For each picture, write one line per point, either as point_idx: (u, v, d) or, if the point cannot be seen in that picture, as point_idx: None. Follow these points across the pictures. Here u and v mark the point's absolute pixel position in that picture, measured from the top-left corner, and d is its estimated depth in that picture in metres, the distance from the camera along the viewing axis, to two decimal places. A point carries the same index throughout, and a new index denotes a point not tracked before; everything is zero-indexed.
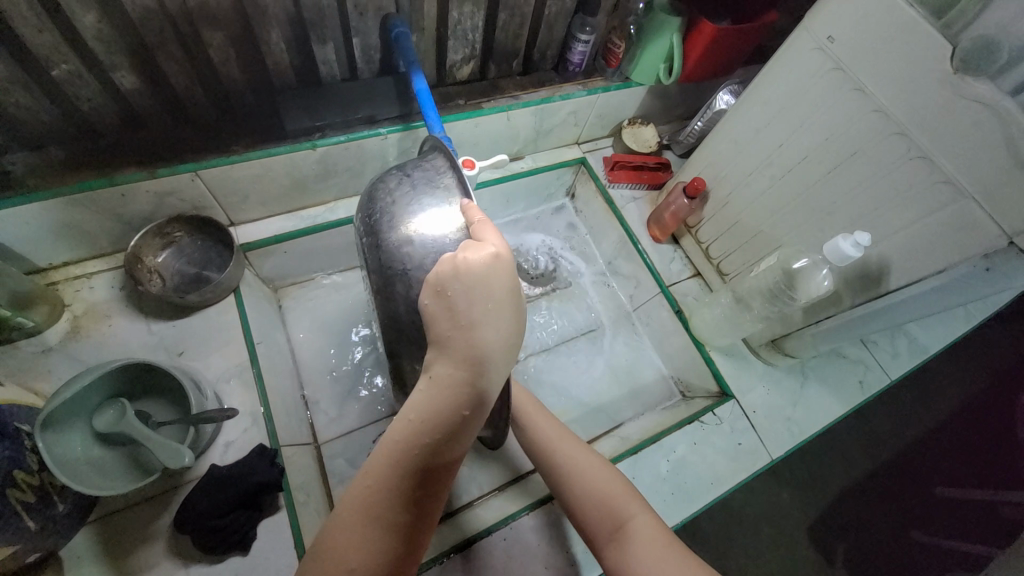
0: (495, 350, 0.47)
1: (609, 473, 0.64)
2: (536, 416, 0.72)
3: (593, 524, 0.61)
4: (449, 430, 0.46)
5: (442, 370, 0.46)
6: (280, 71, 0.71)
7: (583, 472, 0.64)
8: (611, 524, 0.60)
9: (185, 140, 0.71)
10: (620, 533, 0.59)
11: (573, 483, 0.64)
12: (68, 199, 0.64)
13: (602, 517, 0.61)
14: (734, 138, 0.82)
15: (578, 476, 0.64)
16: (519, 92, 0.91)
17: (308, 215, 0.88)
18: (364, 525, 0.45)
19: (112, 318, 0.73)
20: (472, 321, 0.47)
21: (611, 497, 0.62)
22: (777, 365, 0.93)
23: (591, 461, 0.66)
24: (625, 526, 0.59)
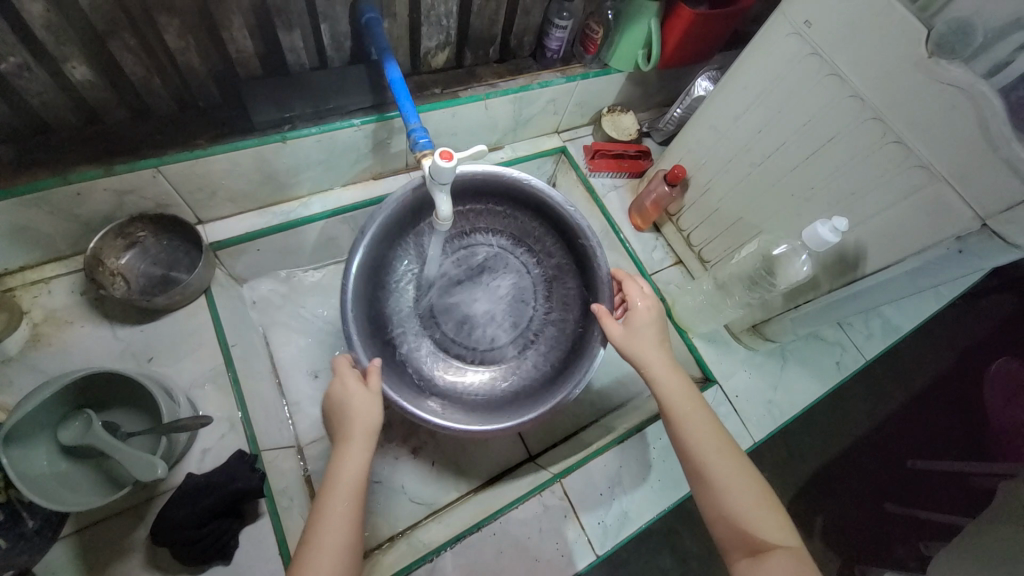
0: (370, 425, 0.56)
1: (758, 488, 0.56)
2: (684, 403, 0.61)
3: (725, 535, 0.55)
4: (349, 496, 0.52)
5: (336, 453, 0.54)
6: (245, 60, 0.68)
7: (729, 482, 0.56)
8: (748, 543, 0.53)
9: (146, 135, 0.67)
10: (763, 556, 0.52)
11: (715, 489, 0.56)
12: (20, 200, 0.60)
13: (738, 532, 0.54)
14: (713, 125, 0.82)
15: (724, 483, 0.56)
16: (497, 81, 0.89)
17: (280, 210, 0.84)
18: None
19: (75, 324, 0.69)
20: (346, 415, 0.56)
21: (752, 515, 0.54)
22: (758, 350, 0.94)
23: (739, 472, 0.56)
24: (768, 551, 0.52)
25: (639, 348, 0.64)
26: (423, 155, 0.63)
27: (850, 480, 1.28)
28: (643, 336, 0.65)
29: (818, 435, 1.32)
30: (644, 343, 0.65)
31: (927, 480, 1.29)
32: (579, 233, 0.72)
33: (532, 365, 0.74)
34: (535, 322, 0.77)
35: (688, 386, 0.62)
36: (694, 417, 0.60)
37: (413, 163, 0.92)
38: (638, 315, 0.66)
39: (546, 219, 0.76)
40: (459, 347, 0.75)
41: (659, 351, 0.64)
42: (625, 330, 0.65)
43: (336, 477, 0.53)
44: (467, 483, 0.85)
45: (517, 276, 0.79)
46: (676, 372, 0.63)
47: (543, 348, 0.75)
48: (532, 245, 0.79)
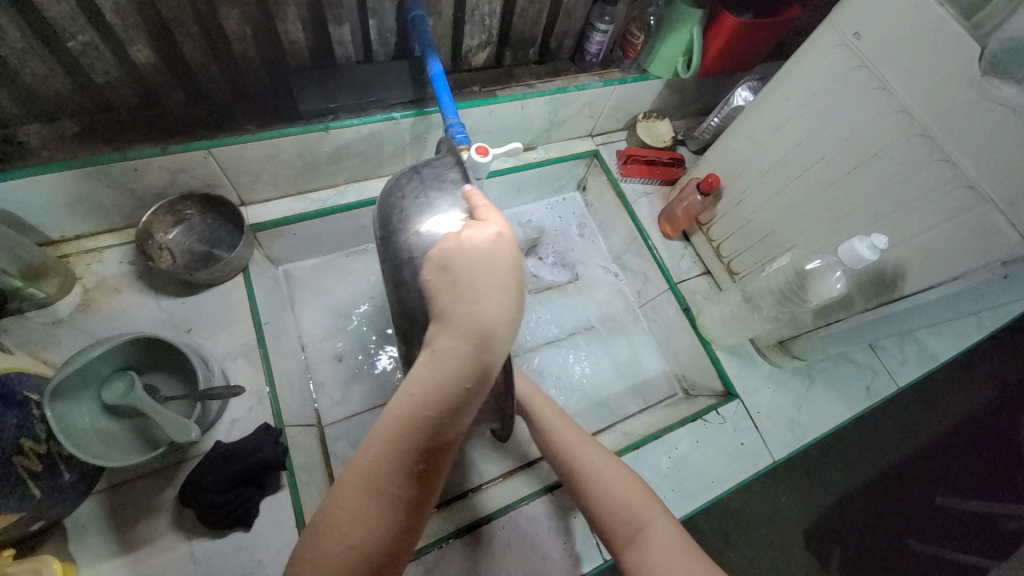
0: (501, 317, 0.44)
1: (626, 477, 0.63)
2: (550, 418, 0.70)
3: (611, 530, 0.60)
4: (449, 396, 0.42)
5: (444, 338, 0.43)
6: (295, 51, 0.71)
7: (601, 475, 0.63)
8: (630, 529, 0.59)
9: (199, 117, 0.71)
10: (638, 538, 0.58)
11: (593, 485, 0.63)
12: (85, 171, 0.65)
13: (620, 522, 0.60)
14: (751, 135, 0.81)
15: (598, 477, 0.63)
16: (535, 81, 0.90)
17: (318, 197, 0.87)
18: (357, 513, 0.43)
19: (122, 293, 0.73)
20: (477, 299, 0.44)
21: (630, 501, 0.61)
22: (784, 367, 0.93)
23: (613, 467, 0.64)
24: (645, 529, 0.59)
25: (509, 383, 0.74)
26: (460, 150, 0.65)
27: (872, 512, 1.23)
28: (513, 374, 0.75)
29: (841, 463, 1.27)
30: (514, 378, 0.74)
31: (956, 521, 1.24)
32: None
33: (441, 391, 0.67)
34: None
35: (550, 403, 0.73)
36: (564, 430, 0.69)
37: None
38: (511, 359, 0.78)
39: None
40: None
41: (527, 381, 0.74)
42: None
43: (437, 368, 0.42)
44: None
45: None
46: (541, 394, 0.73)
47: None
48: None
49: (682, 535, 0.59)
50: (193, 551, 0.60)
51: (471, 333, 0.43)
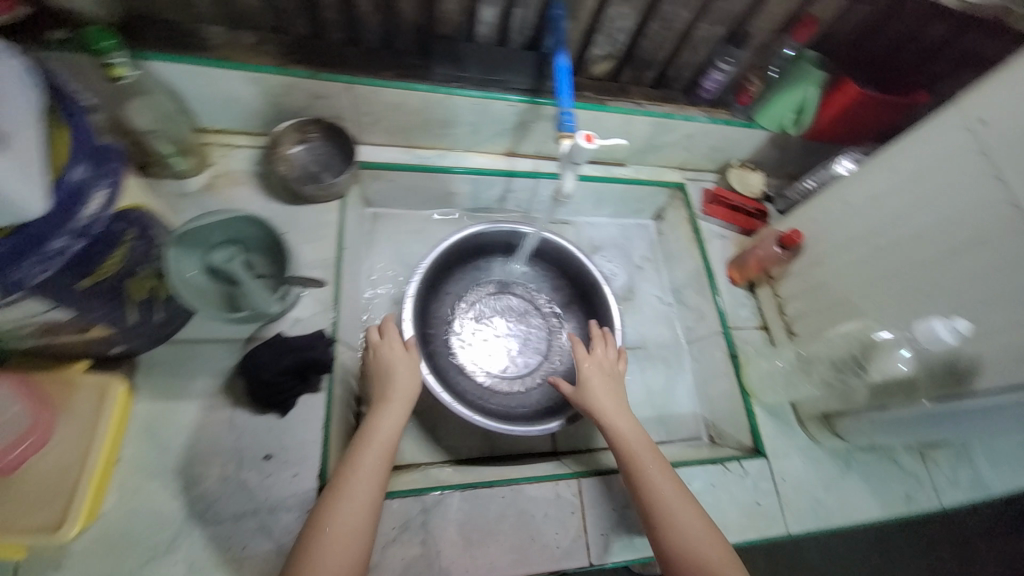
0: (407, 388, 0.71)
1: (709, 528, 0.63)
2: (633, 446, 0.70)
3: None
4: (387, 438, 0.65)
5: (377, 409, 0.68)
6: (445, 20, 0.80)
7: (681, 520, 0.63)
8: None
9: (348, 56, 0.81)
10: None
11: (665, 529, 0.63)
12: (248, 75, 0.75)
13: (700, 575, 0.59)
14: (846, 200, 0.81)
15: (677, 520, 0.63)
16: (644, 101, 0.95)
17: (420, 154, 0.95)
18: (326, 548, 0.55)
19: (241, 187, 0.83)
20: (392, 379, 0.71)
21: (711, 556, 0.61)
22: (821, 444, 0.88)
23: (693, 516, 0.64)
24: None
25: (590, 397, 0.76)
26: (564, 136, 0.70)
27: None
28: (595, 390, 0.76)
29: None
30: (594, 394, 0.76)
31: None
32: (601, 309, 0.95)
33: (520, 402, 0.90)
34: (545, 366, 0.95)
35: (636, 433, 0.72)
36: (651, 461, 0.69)
37: (543, 150, 0.99)
38: (586, 371, 0.79)
39: (577, 288, 1.00)
40: (478, 370, 0.92)
41: (608, 401, 0.75)
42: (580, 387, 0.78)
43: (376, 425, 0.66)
44: (489, 449, 0.87)
45: (534, 323, 0.99)
46: (626, 419, 0.74)
47: (548, 390, 0.93)
48: (550, 309, 1.00)
49: None
50: (232, 418, 0.66)
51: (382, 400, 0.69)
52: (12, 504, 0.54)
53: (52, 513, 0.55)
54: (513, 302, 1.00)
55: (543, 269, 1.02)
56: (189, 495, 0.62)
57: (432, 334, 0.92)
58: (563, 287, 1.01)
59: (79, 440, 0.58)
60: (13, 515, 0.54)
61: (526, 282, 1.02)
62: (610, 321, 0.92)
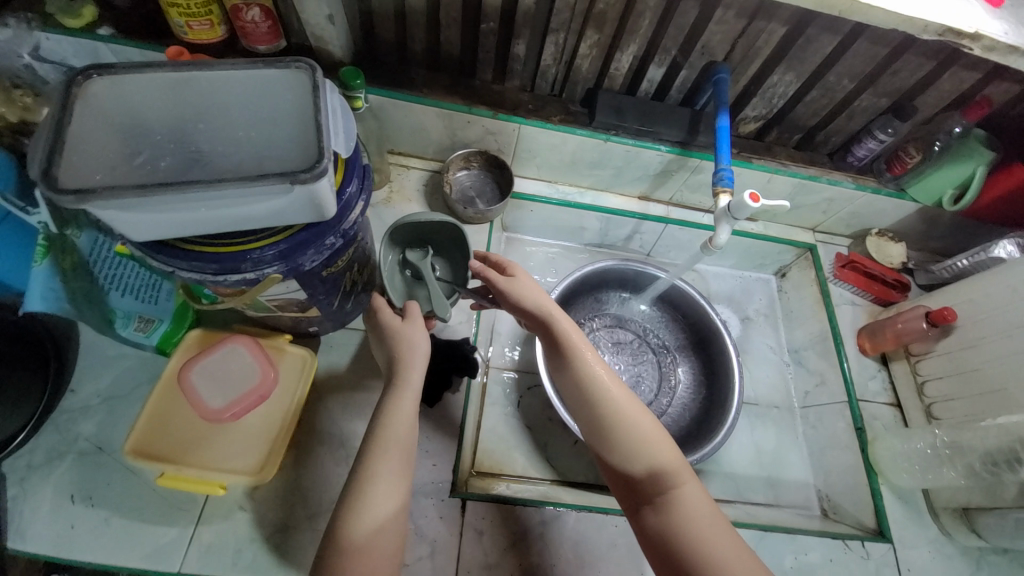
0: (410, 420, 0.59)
1: (658, 429, 0.61)
2: (577, 351, 0.64)
3: (636, 487, 0.60)
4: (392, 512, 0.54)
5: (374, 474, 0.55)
6: (614, 76, 0.88)
7: (633, 428, 0.60)
8: (659, 489, 0.58)
9: (521, 101, 0.91)
10: (660, 502, 0.58)
11: (616, 441, 0.60)
12: (439, 111, 0.87)
13: (648, 479, 0.59)
14: (1015, 286, 0.77)
15: (628, 428, 0.60)
16: (788, 162, 0.97)
17: (562, 190, 1.03)
18: None
19: (411, 203, 0.95)
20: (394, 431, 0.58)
21: (663, 461, 0.59)
22: (956, 540, 0.82)
23: (641, 416, 0.61)
24: (673, 490, 0.58)
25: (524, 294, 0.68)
26: (722, 191, 0.76)
27: None
28: (526, 288, 0.68)
29: None
30: (527, 290, 0.68)
31: None
32: (719, 356, 0.97)
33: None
34: (654, 406, 0.97)
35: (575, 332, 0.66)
36: (588, 359, 0.64)
37: (677, 199, 1.04)
38: (518, 270, 0.70)
39: (695, 333, 1.03)
40: None
41: (537, 295, 0.68)
42: (511, 279, 0.68)
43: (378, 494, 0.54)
44: (595, 476, 0.88)
45: (647, 361, 1.02)
46: (556, 312, 0.67)
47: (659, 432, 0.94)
48: (664, 349, 1.03)
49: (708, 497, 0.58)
50: None
51: (381, 439, 0.57)
52: (228, 444, 0.66)
53: (258, 458, 0.66)
54: (628, 338, 1.03)
55: (661, 309, 1.06)
56: (349, 464, 0.71)
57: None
58: (681, 331, 1.04)
59: (283, 399, 0.70)
60: (230, 453, 0.66)
61: (644, 319, 1.06)
62: (728, 369, 0.94)
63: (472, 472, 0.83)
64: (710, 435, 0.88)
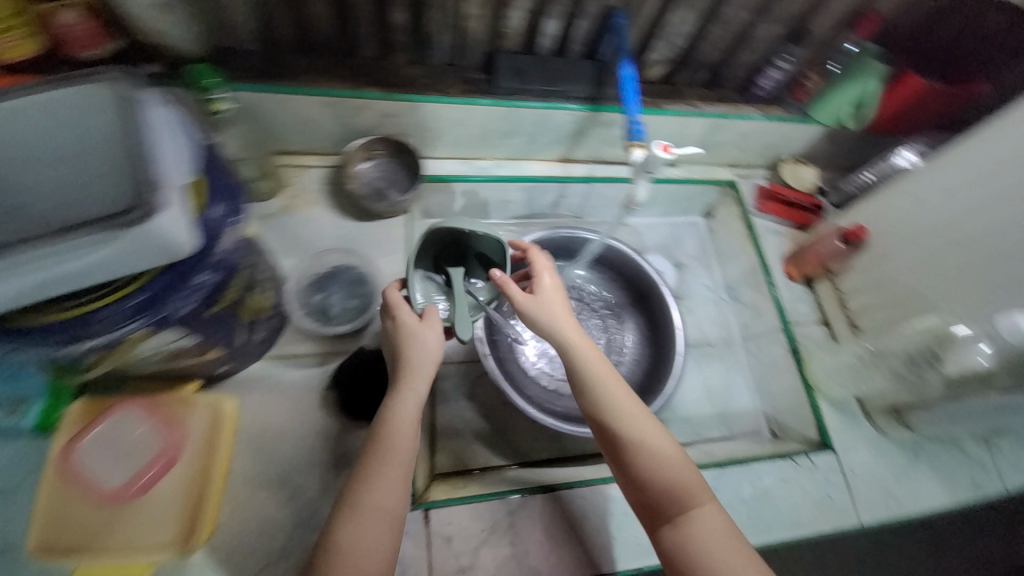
0: (411, 421, 0.60)
1: (680, 453, 0.65)
2: (605, 379, 0.67)
3: (655, 506, 0.62)
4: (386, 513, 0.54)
5: (371, 474, 0.56)
6: (509, 35, 0.82)
7: (657, 449, 0.64)
8: (676, 509, 0.61)
9: (415, 76, 0.84)
10: (680, 519, 0.61)
11: (639, 461, 0.63)
12: (323, 100, 0.78)
13: (667, 500, 0.62)
14: (914, 195, 0.81)
15: (650, 451, 0.63)
16: (699, 103, 0.95)
17: (479, 165, 0.98)
18: None
19: (315, 207, 0.87)
20: (397, 432, 0.59)
21: (684, 483, 0.62)
22: (889, 436, 0.88)
23: (663, 439, 0.65)
24: (691, 512, 0.61)
25: (545, 316, 0.69)
26: (635, 144, 0.71)
27: None
28: (548, 309, 0.70)
29: None
30: (547, 313, 0.69)
31: None
32: (660, 307, 0.98)
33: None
34: None
35: (601, 358, 0.69)
36: (613, 382, 0.68)
37: (597, 156, 1.01)
38: (541, 288, 0.71)
39: (634, 289, 1.03)
40: (540, 372, 0.95)
41: (563, 317, 0.70)
42: (532, 298, 0.70)
43: (372, 494, 0.55)
44: (557, 450, 0.88)
45: (594, 324, 1.01)
46: (581, 335, 0.69)
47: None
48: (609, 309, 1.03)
49: (728, 519, 0.62)
50: (330, 429, 0.70)
51: (381, 443, 0.58)
52: (138, 522, 0.59)
53: (176, 530, 0.60)
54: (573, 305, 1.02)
55: (600, 270, 1.05)
56: (295, 503, 0.66)
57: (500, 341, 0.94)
58: (622, 289, 1.04)
59: (194, 460, 0.63)
60: (140, 533, 0.59)
61: (583, 283, 1.04)
62: (669, 319, 0.95)
63: (433, 476, 0.80)
64: (662, 385, 0.91)
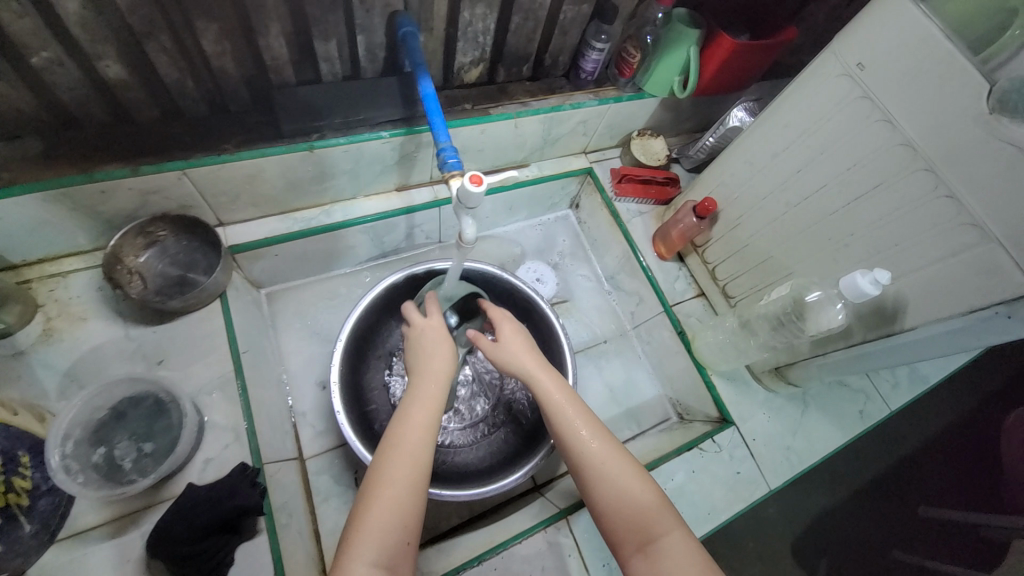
0: (430, 427, 0.57)
1: (639, 473, 0.59)
2: (562, 400, 0.62)
3: (618, 535, 0.56)
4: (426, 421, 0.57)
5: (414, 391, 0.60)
6: (278, 67, 0.67)
7: (614, 470, 0.58)
8: (640, 536, 0.55)
9: (174, 137, 0.67)
10: (650, 548, 0.54)
11: (600, 486, 0.58)
12: (44, 196, 0.60)
13: (629, 527, 0.56)
14: (749, 160, 0.80)
15: (610, 471, 0.58)
16: (529, 99, 0.88)
17: (301, 217, 0.83)
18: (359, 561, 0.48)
19: (90, 322, 0.68)
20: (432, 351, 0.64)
21: (646, 507, 0.56)
22: (778, 393, 0.91)
23: (622, 461, 0.59)
24: (658, 540, 0.54)
25: (505, 349, 0.67)
26: (452, 175, 0.62)
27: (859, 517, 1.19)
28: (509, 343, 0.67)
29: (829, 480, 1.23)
30: (509, 344, 0.67)
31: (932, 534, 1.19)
32: (541, 322, 0.91)
33: (490, 437, 0.87)
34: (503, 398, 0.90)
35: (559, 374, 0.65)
36: (568, 401, 0.62)
37: (438, 176, 0.90)
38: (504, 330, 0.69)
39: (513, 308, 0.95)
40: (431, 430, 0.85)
41: (527, 356, 0.66)
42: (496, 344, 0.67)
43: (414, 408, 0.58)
44: (469, 512, 0.84)
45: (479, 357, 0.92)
46: (548, 369, 0.65)
47: (514, 425, 0.88)
48: None
49: (698, 543, 0.55)
50: None
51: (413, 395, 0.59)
52: None
53: None
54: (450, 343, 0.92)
55: None
56: None
57: (373, 410, 0.81)
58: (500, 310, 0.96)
59: None
60: None
61: None
62: (552, 333, 0.89)
63: None
64: None
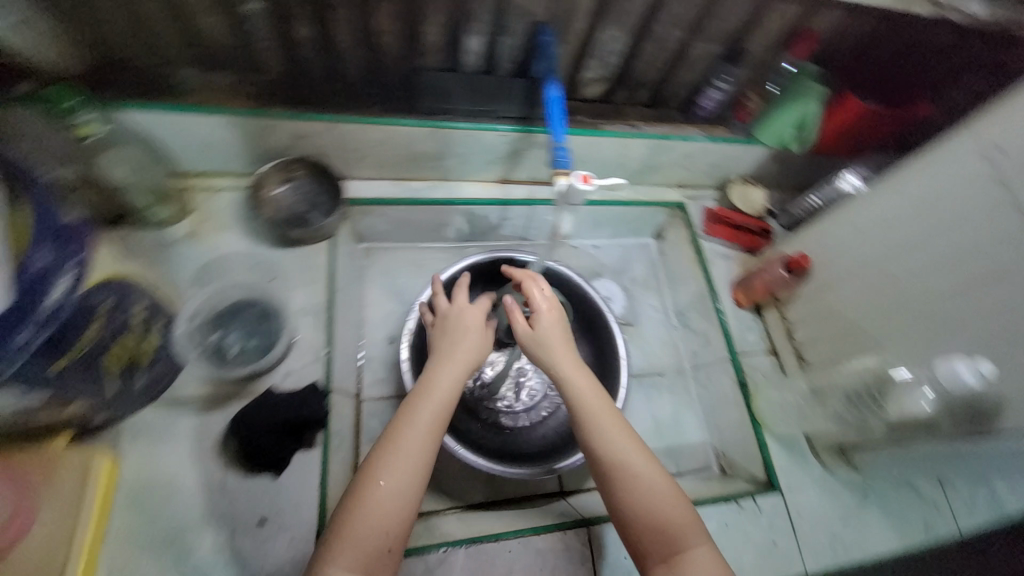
0: (437, 420, 0.60)
1: (669, 487, 0.59)
2: (593, 405, 0.63)
3: (643, 544, 0.56)
4: (430, 423, 0.60)
5: (424, 387, 0.63)
6: (429, 52, 0.76)
7: (642, 480, 0.58)
8: (665, 549, 0.55)
9: (330, 94, 0.78)
10: (675, 561, 0.54)
11: (627, 494, 0.58)
12: (225, 119, 0.73)
13: (655, 539, 0.56)
14: (854, 224, 0.79)
15: (639, 480, 0.58)
16: (640, 123, 0.92)
17: (411, 187, 0.92)
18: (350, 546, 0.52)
19: (225, 233, 0.80)
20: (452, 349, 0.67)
21: (673, 520, 0.56)
22: (837, 475, 0.83)
23: (651, 471, 0.59)
24: (682, 554, 0.54)
25: (539, 343, 0.68)
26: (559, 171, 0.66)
27: None
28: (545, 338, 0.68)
29: None
30: (543, 340, 0.68)
31: None
32: (605, 335, 0.92)
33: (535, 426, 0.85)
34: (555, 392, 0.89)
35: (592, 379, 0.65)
36: (599, 406, 0.63)
37: (537, 177, 0.96)
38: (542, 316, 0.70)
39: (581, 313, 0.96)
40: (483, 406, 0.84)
41: (560, 351, 0.67)
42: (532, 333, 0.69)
43: (422, 407, 0.61)
44: None
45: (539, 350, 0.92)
46: (581, 367, 0.65)
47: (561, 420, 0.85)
48: None
49: (723, 566, 0.55)
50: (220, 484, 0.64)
51: (422, 393, 0.62)
52: None
53: None
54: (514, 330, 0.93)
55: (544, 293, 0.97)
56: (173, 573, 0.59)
57: None
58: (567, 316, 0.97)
59: (61, 522, 0.54)
60: None
61: None
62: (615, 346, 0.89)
63: None
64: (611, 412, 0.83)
